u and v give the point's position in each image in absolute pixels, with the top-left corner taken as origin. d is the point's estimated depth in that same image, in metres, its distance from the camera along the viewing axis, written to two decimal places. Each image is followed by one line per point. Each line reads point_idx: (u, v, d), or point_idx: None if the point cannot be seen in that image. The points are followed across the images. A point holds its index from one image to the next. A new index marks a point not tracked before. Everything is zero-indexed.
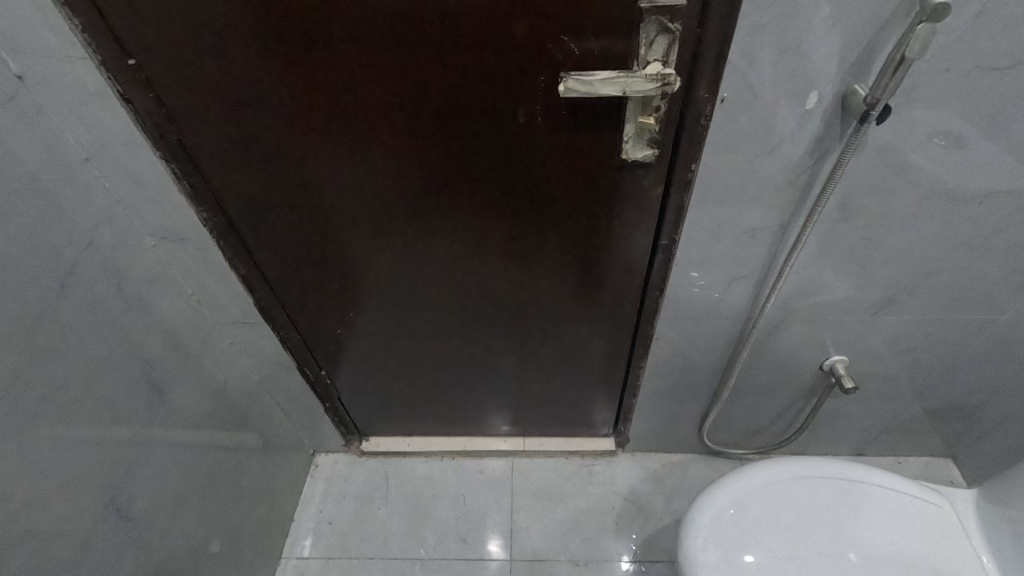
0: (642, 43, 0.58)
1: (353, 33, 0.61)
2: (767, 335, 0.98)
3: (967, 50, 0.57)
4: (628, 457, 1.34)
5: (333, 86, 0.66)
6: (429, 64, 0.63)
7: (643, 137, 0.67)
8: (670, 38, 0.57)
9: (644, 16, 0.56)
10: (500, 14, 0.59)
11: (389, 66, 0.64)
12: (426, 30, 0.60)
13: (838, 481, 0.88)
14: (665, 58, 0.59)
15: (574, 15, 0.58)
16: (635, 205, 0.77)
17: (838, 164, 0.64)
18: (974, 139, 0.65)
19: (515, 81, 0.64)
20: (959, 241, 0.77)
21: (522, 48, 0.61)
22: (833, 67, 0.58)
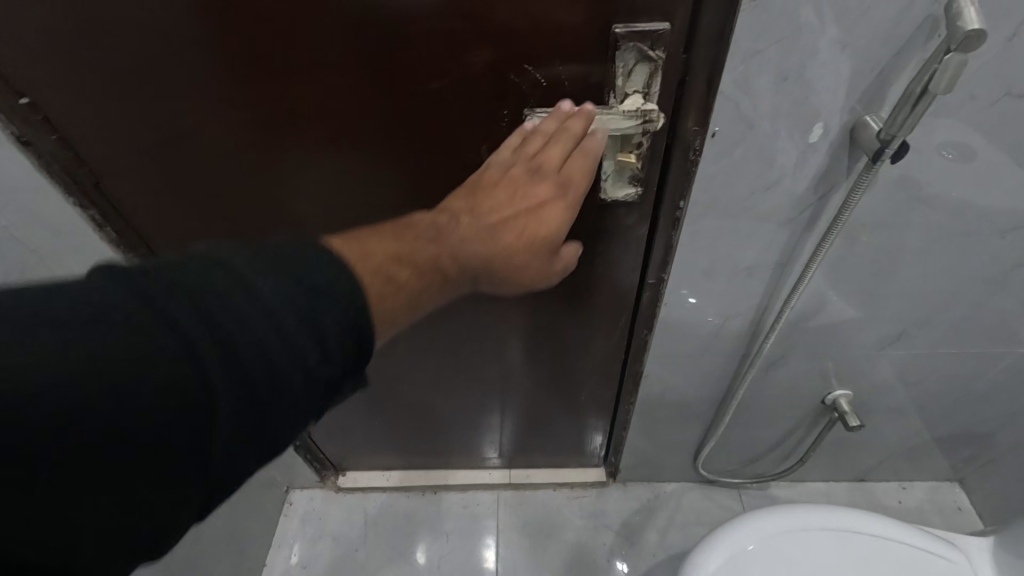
0: (620, 73, 0.50)
1: (286, 67, 0.53)
2: (766, 369, 0.91)
3: (996, 75, 0.49)
4: (620, 486, 1.28)
5: (264, 121, 0.57)
6: (372, 95, 0.55)
7: (624, 175, 0.59)
8: (654, 68, 0.50)
9: (621, 42, 0.48)
10: (454, 43, 0.51)
11: (325, 98, 0.55)
12: (364, 58, 0.52)
13: (841, 532, 0.81)
14: (647, 88, 0.51)
15: (541, 42, 0.50)
16: (619, 242, 0.69)
17: (847, 203, 0.56)
18: (999, 169, 0.58)
19: (474, 115, 0.56)
20: (977, 275, 0.70)
21: (482, 79, 0.53)
22: (841, 97, 0.50)
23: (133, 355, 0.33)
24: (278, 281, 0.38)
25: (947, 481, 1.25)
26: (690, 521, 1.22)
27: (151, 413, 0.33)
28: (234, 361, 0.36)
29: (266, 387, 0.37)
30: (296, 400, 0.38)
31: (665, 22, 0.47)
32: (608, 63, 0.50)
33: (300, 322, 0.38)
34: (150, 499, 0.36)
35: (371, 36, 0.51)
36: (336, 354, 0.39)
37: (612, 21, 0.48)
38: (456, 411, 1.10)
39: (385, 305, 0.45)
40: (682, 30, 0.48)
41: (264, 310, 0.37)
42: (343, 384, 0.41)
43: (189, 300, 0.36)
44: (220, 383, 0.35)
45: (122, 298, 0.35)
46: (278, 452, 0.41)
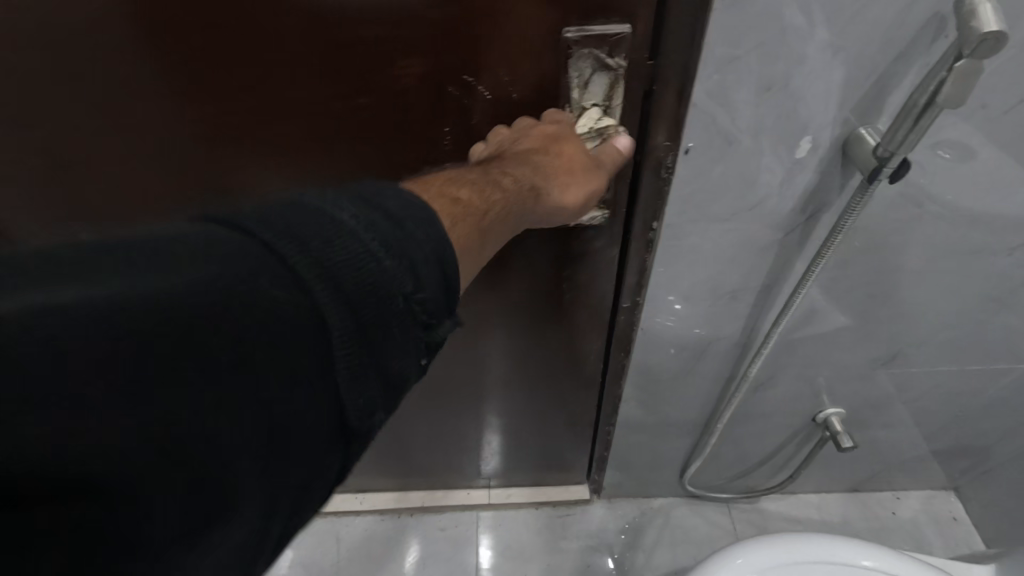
0: (575, 85, 0.45)
1: (191, 91, 0.46)
2: (755, 388, 0.85)
3: (1010, 81, 0.42)
4: (605, 504, 1.22)
5: (168, 142, 0.50)
6: (292, 112, 0.48)
7: None
8: (611, 77, 0.44)
9: (575, 49, 0.43)
10: (379, 52, 0.44)
11: (236, 114, 0.48)
12: (278, 68, 0.45)
13: (835, 566, 0.76)
14: (607, 101, 0.46)
15: (482, 49, 0.44)
16: (588, 265, 0.62)
17: (840, 225, 0.50)
18: (1007, 183, 0.52)
19: (411, 134, 0.49)
20: (980, 293, 0.64)
21: (415, 92, 0.46)
22: (832, 108, 0.43)
23: (241, 265, 0.28)
24: (356, 201, 0.32)
25: (943, 490, 1.21)
26: (677, 538, 1.17)
27: (265, 317, 0.27)
28: (331, 270, 0.29)
29: (369, 302, 0.30)
30: (396, 330, 0.32)
31: (625, 24, 0.42)
32: (561, 72, 0.45)
33: (385, 242, 0.31)
34: (273, 440, 0.29)
35: (282, 51, 0.44)
36: (428, 267, 0.33)
37: (562, 23, 0.42)
38: (429, 433, 1.04)
39: (462, 230, 0.36)
40: (645, 34, 0.42)
41: (351, 224, 0.30)
42: (439, 313, 0.34)
43: (283, 217, 0.30)
44: (326, 302, 0.29)
45: (216, 227, 0.29)
46: (390, 404, 0.34)
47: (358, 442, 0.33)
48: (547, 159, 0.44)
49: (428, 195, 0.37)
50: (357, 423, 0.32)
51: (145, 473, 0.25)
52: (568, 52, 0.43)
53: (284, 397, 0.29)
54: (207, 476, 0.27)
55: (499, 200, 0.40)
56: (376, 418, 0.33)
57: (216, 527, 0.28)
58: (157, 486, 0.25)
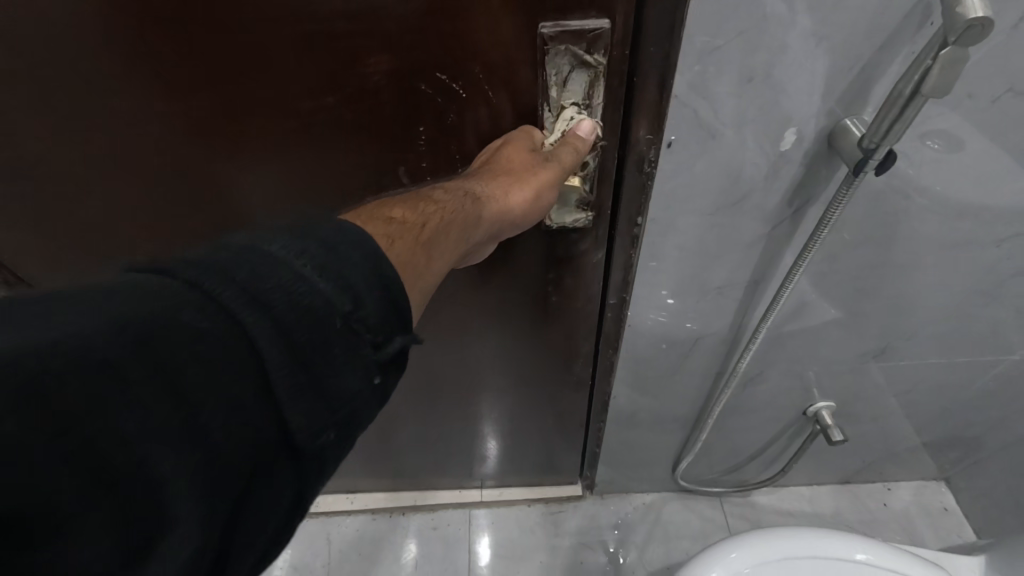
0: (554, 82, 0.44)
1: (162, 117, 0.46)
2: (745, 383, 0.85)
3: (996, 70, 0.41)
4: (598, 499, 1.22)
5: (133, 143, 0.48)
6: (259, 111, 0.46)
7: (569, 201, 0.52)
8: (589, 75, 0.43)
9: (552, 45, 0.42)
10: (346, 49, 0.42)
11: (201, 114, 0.46)
12: (242, 65, 0.43)
13: (830, 561, 0.76)
14: (587, 99, 0.45)
15: (454, 44, 0.42)
16: (573, 268, 0.61)
17: (826, 219, 0.49)
18: (995, 175, 0.51)
19: (383, 134, 0.48)
20: (968, 286, 0.64)
21: (386, 90, 0.45)
22: (817, 100, 0.42)
23: (158, 290, 0.27)
24: (288, 231, 0.32)
25: (933, 481, 1.21)
26: (669, 534, 1.17)
27: (198, 345, 0.27)
28: (253, 291, 0.28)
29: (298, 322, 0.29)
30: (338, 356, 0.30)
31: (604, 19, 0.40)
32: (538, 69, 0.44)
33: (319, 265, 0.30)
34: (213, 458, 0.27)
35: (243, 53, 0.43)
36: (367, 283, 0.31)
37: (538, 19, 0.41)
38: (419, 435, 1.03)
39: (402, 249, 0.37)
40: (625, 29, 0.41)
41: (278, 252, 0.30)
42: (388, 330, 0.32)
43: (207, 252, 0.29)
44: (258, 334, 0.28)
45: (138, 268, 0.29)
46: (344, 423, 0.32)
47: (310, 463, 0.31)
48: (490, 172, 0.47)
49: (370, 224, 0.37)
50: (304, 444, 0.30)
51: (64, 495, 0.23)
52: (544, 48, 0.42)
53: (219, 416, 0.27)
54: (139, 491, 0.25)
55: (434, 211, 0.41)
56: (328, 438, 0.31)
57: (164, 546, 0.25)
58: (76, 509, 0.23)
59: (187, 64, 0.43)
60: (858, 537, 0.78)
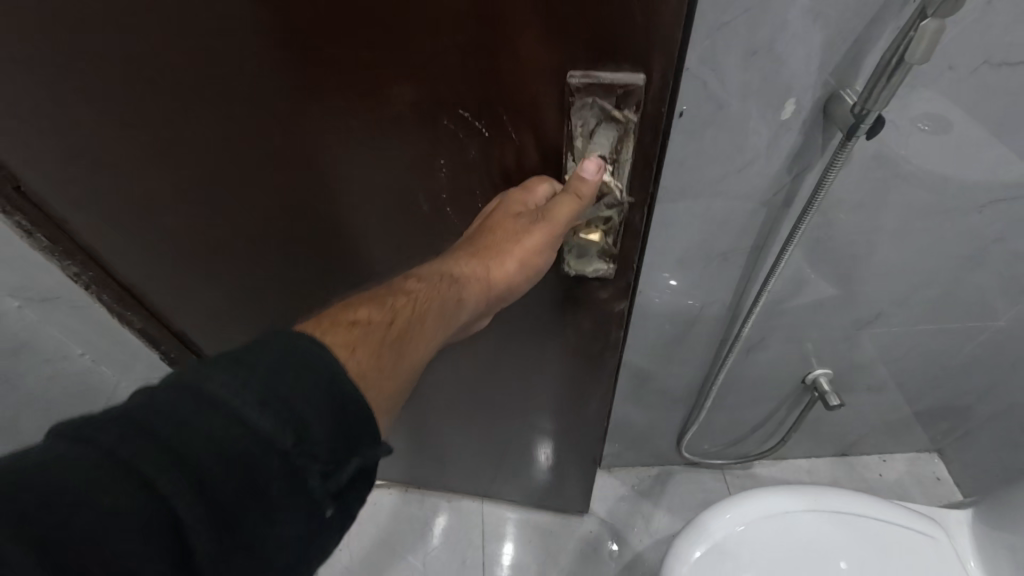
0: (580, 133, 0.46)
1: (209, 126, 0.49)
2: (746, 352, 0.90)
3: (974, 44, 0.46)
4: (606, 473, 1.27)
5: (181, 142, 0.51)
6: (293, 128, 0.48)
7: (591, 250, 0.56)
8: (616, 123, 0.45)
9: (580, 97, 0.43)
10: (373, 79, 0.44)
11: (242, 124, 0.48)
12: (280, 86, 0.45)
13: (835, 514, 0.81)
14: (613, 154, 0.47)
15: (483, 82, 0.43)
16: (589, 310, 0.64)
17: (822, 183, 0.54)
18: (975, 143, 0.56)
19: (405, 160, 0.50)
20: (954, 253, 0.69)
21: (410, 121, 0.47)
22: (813, 72, 0.47)
23: (81, 465, 0.28)
24: (230, 361, 0.33)
25: (926, 452, 1.26)
26: (674, 504, 1.22)
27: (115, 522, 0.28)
28: (183, 454, 0.30)
29: (229, 477, 0.30)
30: (276, 497, 0.32)
31: (636, 75, 0.42)
32: (565, 118, 0.45)
33: (260, 398, 0.32)
34: None
35: (276, 79, 0.45)
36: (315, 411, 0.33)
37: (568, 68, 0.42)
38: (412, 438, 1.04)
39: (364, 355, 0.41)
40: (656, 85, 0.42)
41: (217, 393, 0.31)
42: (339, 458, 0.34)
43: (136, 406, 0.31)
44: (180, 502, 0.29)
45: (63, 431, 0.30)
46: (288, 566, 0.34)
47: None
48: (477, 244, 0.52)
49: (327, 334, 0.40)
50: None
51: None
52: (573, 97, 0.44)
53: None
54: None
55: (404, 304, 0.47)
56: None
57: None
58: None
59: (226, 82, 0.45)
60: (864, 495, 0.83)
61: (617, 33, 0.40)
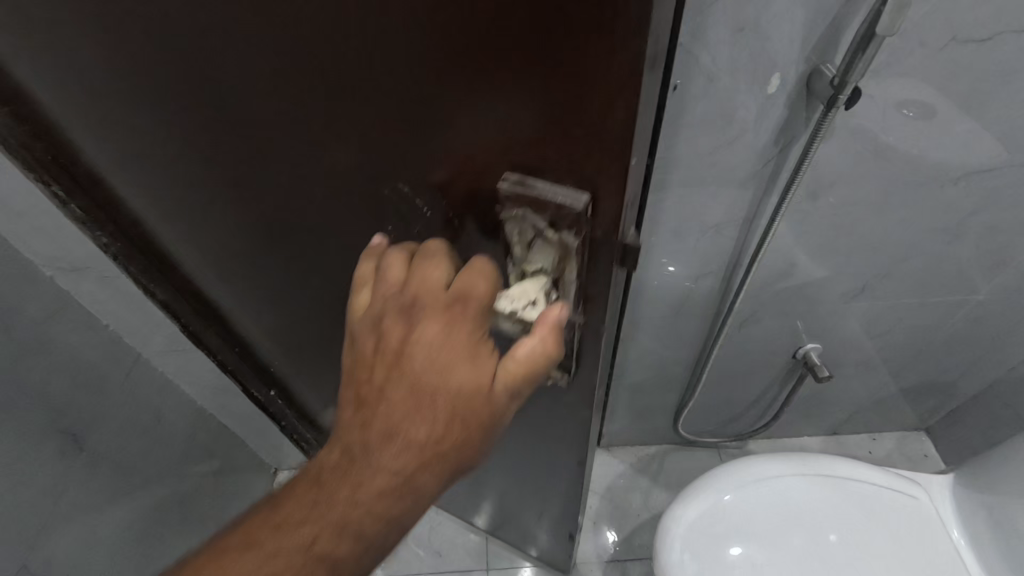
0: (519, 241, 0.42)
1: (208, 139, 0.47)
2: (739, 326, 0.95)
3: (942, 22, 0.51)
4: (607, 453, 1.32)
5: (182, 151, 0.49)
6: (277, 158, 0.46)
7: None
8: (549, 240, 0.41)
9: (513, 202, 0.40)
10: (338, 131, 0.41)
11: (233, 146, 0.47)
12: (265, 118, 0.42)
13: (825, 478, 0.85)
14: (557, 268, 0.43)
15: (430, 159, 0.40)
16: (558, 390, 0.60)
17: (806, 154, 0.58)
18: (948, 116, 0.60)
19: (369, 210, 0.47)
20: (931, 223, 0.73)
21: (365, 177, 0.44)
22: (796, 48, 0.51)
23: None
24: None
25: (914, 431, 1.31)
26: (672, 481, 1.27)
27: None
28: None
29: None
30: None
31: (574, 196, 0.38)
32: (501, 220, 0.42)
33: None
34: None
35: (262, 113, 0.42)
36: None
37: (504, 168, 0.39)
38: None
39: None
40: (597, 202, 0.38)
41: None
42: None
43: None
44: None
45: None
46: None
47: None
48: (379, 426, 0.39)
49: None
50: None
51: None
52: (505, 203, 0.40)
53: None
54: None
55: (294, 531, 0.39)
56: None
57: None
58: None
59: (209, 110, 0.44)
60: (853, 460, 0.88)
61: (555, 146, 0.36)
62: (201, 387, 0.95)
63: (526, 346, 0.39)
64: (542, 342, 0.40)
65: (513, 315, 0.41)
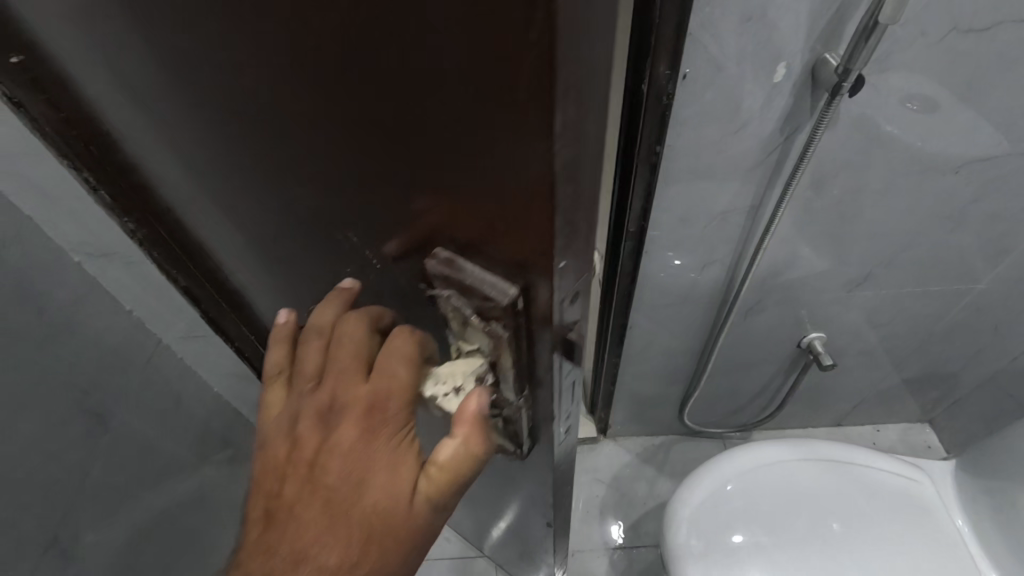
0: (453, 319, 0.37)
1: (188, 146, 0.39)
2: (745, 314, 0.96)
3: (942, 11, 0.53)
4: (613, 443, 1.34)
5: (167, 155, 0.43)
6: (245, 179, 0.38)
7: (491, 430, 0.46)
8: (478, 326, 0.36)
9: (444, 280, 0.34)
10: (288, 165, 0.34)
11: (206, 157, 0.39)
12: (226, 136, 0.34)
13: (828, 463, 0.88)
14: (494, 354, 0.37)
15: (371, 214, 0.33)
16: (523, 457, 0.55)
17: (812, 141, 0.60)
18: (948, 106, 0.62)
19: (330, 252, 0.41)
20: (933, 211, 0.75)
21: (317, 219, 0.37)
22: (801, 37, 0.53)
23: None
24: None
25: (918, 423, 1.32)
26: (677, 471, 1.29)
27: None
28: None
29: None
30: None
31: (505, 286, 0.32)
32: (432, 295, 0.37)
33: None
34: None
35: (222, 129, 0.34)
36: None
37: (434, 245, 0.33)
38: None
39: None
40: (529, 297, 0.32)
41: None
42: None
43: None
44: None
45: None
46: None
47: None
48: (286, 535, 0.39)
49: None
50: None
51: None
52: (435, 280, 0.35)
53: None
54: None
55: None
56: None
57: None
58: None
59: (179, 118, 0.36)
60: (861, 448, 0.90)
61: (473, 232, 0.30)
62: (218, 372, 0.92)
63: (449, 449, 0.38)
64: (466, 445, 0.38)
65: (434, 400, 0.39)
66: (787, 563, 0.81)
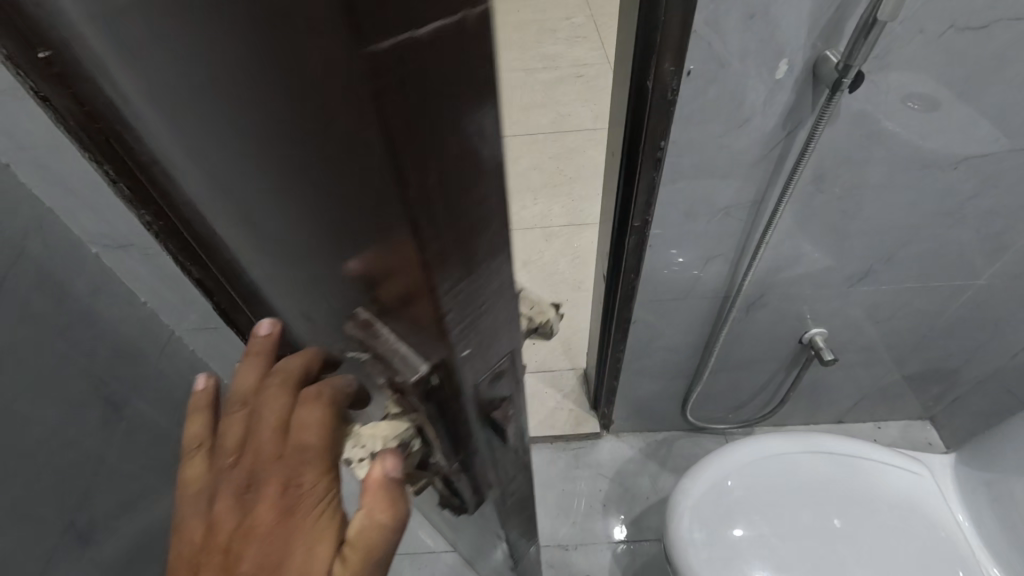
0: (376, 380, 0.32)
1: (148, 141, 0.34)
2: (747, 309, 0.97)
3: (940, 10, 0.54)
4: (615, 437, 1.37)
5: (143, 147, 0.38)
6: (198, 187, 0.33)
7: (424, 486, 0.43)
8: (394, 397, 0.32)
9: (361, 340, 0.30)
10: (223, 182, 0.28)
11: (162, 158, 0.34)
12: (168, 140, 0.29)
13: (829, 456, 0.90)
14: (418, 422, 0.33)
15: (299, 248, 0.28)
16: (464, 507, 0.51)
17: (813, 136, 0.62)
18: (946, 103, 0.64)
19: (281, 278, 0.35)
20: (932, 206, 0.77)
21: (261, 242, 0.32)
22: (802, 34, 0.55)
23: None
24: None
25: (918, 420, 1.33)
26: (680, 466, 1.31)
27: None
28: None
29: None
30: None
31: (417, 362, 0.28)
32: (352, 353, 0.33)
33: None
34: None
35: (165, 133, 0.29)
36: None
37: (355, 303, 0.28)
38: None
39: None
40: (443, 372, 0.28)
41: None
42: None
43: None
44: None
45: None
46: None
47: None
48: None
49: None
50: None
51: None
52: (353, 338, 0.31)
53: None
54: None
55: None
56: None
57: None
58: None
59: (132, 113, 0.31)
60: (862, 442, 0.92)
61: (379, 289, 0.25)
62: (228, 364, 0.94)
63: (359, 519, 0.31)
64: (370, 519, 0.31)
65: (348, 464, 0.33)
66: (788, 556, 0.81)
